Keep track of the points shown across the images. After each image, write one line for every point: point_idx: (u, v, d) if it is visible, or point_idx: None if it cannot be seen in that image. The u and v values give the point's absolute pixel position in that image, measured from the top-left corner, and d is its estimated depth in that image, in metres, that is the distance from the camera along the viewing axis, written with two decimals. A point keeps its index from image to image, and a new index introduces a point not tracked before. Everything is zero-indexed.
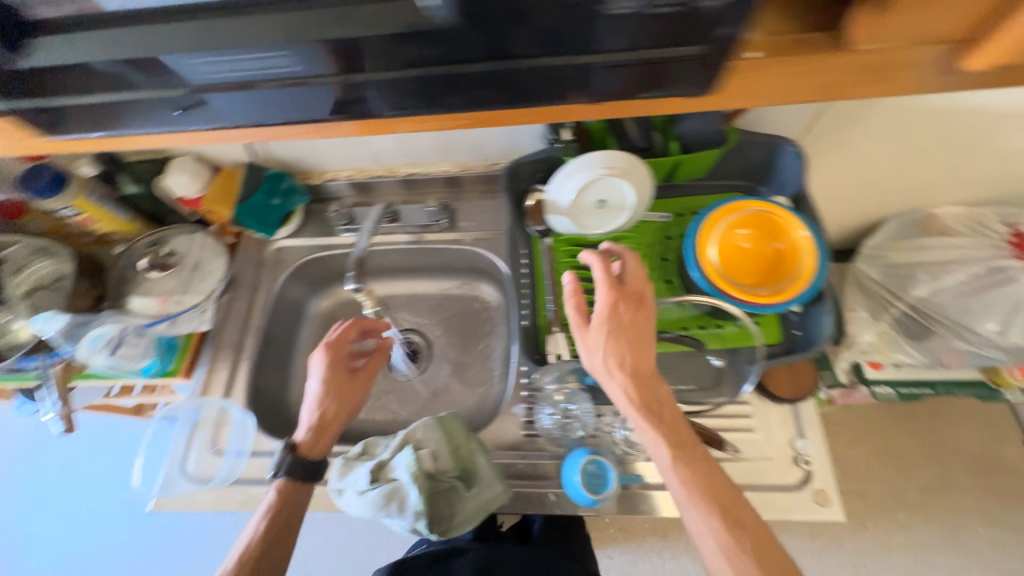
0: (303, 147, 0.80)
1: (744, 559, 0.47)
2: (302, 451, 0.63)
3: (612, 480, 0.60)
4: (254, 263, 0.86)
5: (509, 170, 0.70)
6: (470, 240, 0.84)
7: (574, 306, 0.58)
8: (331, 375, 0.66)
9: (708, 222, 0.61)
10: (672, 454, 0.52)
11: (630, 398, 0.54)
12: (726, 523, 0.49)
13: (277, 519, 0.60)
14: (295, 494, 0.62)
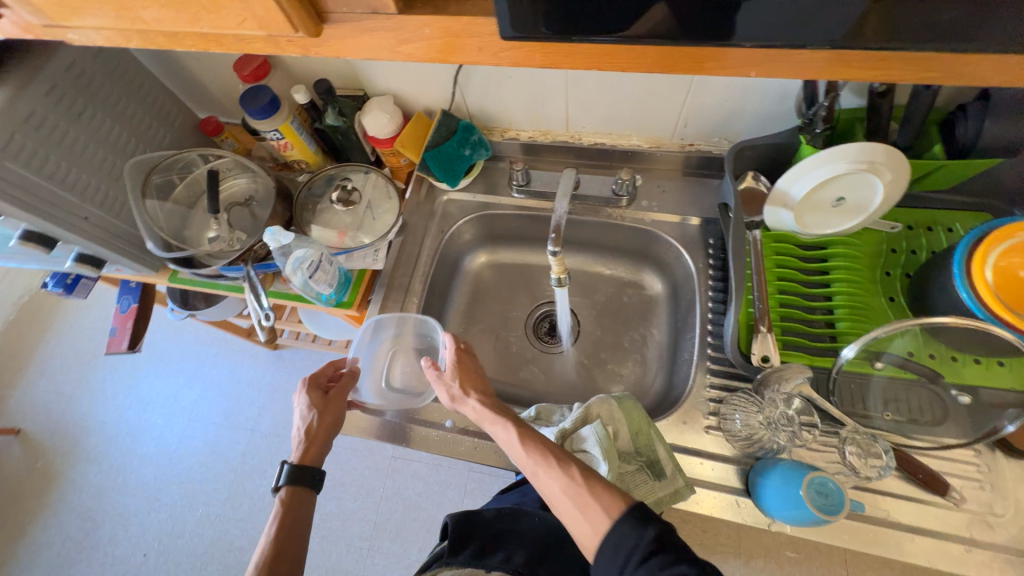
0: (499, 100, 0.78)
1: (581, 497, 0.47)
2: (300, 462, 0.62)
3: (845, 498, 0.53)
4: (425, 211, 0.86)
5: (735, 149, 0.65)
6: (652, 221, 0.79)
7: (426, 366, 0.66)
8: (312, 399, 0.66)
9: (987, 238, 0.52)
10: (521, 436, 0.55)
11: (483, 406, 0.60)
12: (569, 479, 0.49)
13: (285, 540, 0.57)
14: (301, 506, 0.60)
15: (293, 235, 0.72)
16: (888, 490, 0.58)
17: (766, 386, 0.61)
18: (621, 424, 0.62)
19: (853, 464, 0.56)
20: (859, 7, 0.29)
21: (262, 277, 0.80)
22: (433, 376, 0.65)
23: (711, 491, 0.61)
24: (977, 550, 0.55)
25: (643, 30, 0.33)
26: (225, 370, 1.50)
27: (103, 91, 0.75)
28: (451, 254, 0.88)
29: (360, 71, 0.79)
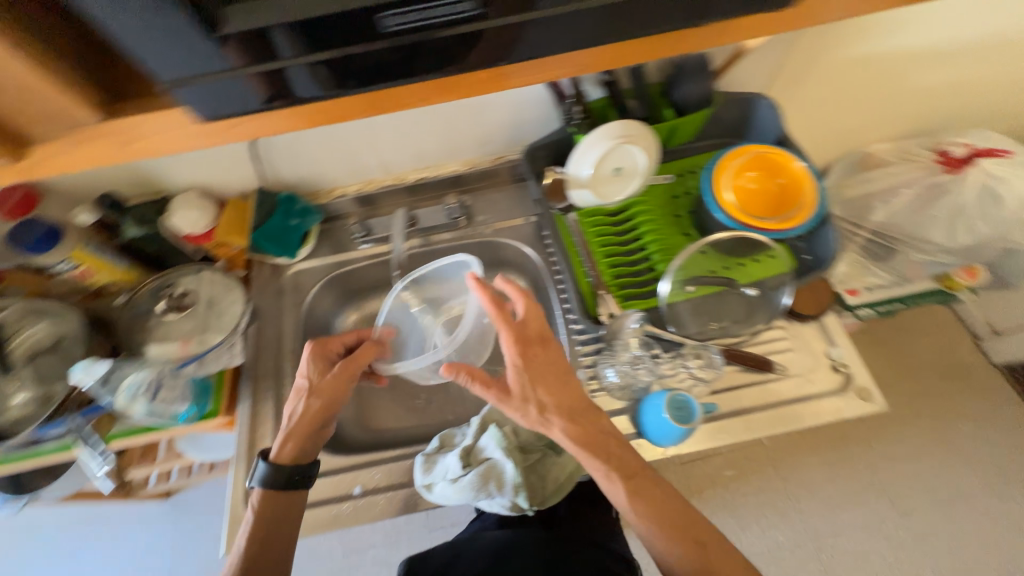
0: (311, 165, 0.80)
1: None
2: (278, 458, 0.61)
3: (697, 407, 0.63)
4: (274, 291, 0.83)
5: (526, 153, 0.77)
6: (492, 232, 0.87)
7: (491, 395, 0.58)
8: (314, 376, 0.63)
9: (720, 171, 0.68)
10: (625, 490, 0.57)
11: (581, 442, 0.58)
12: (691, 543, 0.56)
13: (265, 526, 0.59)
14: (279, 500, 0.60)
15: (111, 361, 0.64)
16: (736, 383, 0.70)
17: (621, 337, 0.69)
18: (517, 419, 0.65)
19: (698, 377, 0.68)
20: (505, 28, 0.38)
21: (98, 421, 0.71)
22: (495, 395, 0.58)
23: None
24: (808, 403, 0.68)
25: (353, 77, 0.39)
26: (106, 551, 1.24)
27: None
28: (317, 323, 0.85)
29: (151, 173, 0.75)
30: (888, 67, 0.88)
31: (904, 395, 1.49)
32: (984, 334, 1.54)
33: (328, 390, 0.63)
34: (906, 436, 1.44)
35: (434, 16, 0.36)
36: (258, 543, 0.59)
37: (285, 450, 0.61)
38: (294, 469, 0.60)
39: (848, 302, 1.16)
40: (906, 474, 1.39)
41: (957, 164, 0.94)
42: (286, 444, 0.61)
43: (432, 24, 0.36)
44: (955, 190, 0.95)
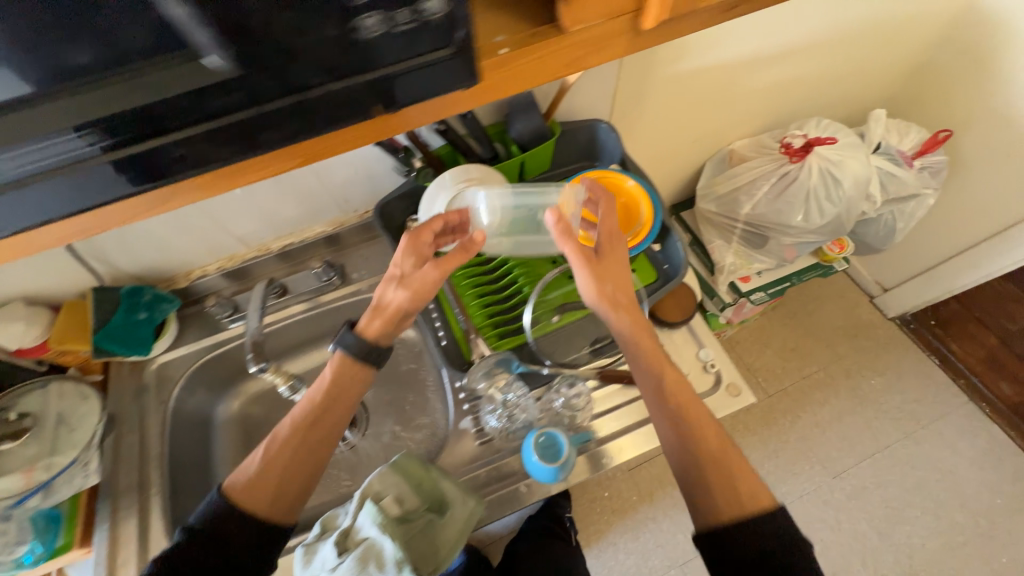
0: (154, 253, 0.75)
1: (728, 493, 0.52)
2: (365, 329, 0.62)
3: (566, 442, 0.62)
4: (134, 392, 0.76)
5: (378, 210, 0.72)
6: (369, 287, 0.85)
7: (575, 254, 0.59)
8: (405, 267, 0.62)
9: None
10: (672, 380, 0.59)
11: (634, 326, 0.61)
12: (717, 442, 0.55)
13: (313, 402, 0.59)
14: (344, 377, 0.60)
15: None
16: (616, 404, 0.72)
17: (496, 382, 0.70)
18: (397, 487, 0.63)
19: (580, 407, 0.69)
20: None
21: None
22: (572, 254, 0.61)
23: (501, 492, 0.67)
24: None
25: None
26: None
27: None
28: (190, 416, 0.79)
29: None
30: (719, 77, 0.94)
31: (821, 362, 1.58)
32: (875, 292, 1.64)
33: (333, 397, 0.59)
34: (830, 401, 1.52)
35: (45, 161, 0.28)
36: (312, 421, 0.58)
37: (371, 329, 0.62)
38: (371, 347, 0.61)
39: (743, 288, 1.22)
40: (835, 437, 1.46)
41: (799, 153, 1.01)
42: (376, 319, 0.62)
43: (51, 168, 0.29)
44: (803, 175, 1.02)
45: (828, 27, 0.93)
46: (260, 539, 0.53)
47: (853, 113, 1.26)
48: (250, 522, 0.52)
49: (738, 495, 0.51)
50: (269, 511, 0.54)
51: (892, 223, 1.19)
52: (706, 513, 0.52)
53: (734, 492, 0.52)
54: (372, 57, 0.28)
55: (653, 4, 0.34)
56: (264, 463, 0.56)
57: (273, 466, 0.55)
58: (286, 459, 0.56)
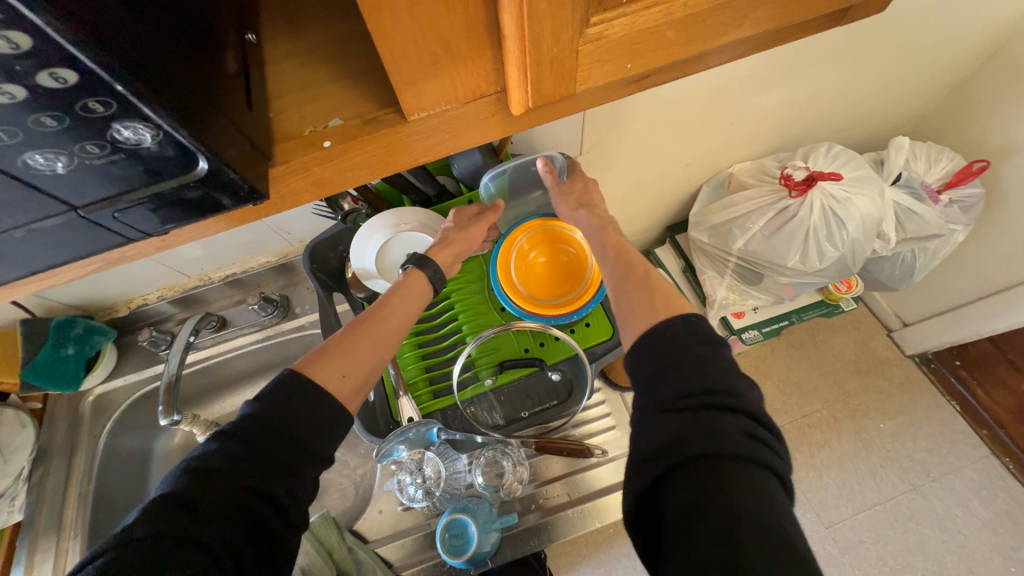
0: (86, 286, 0.73)
1: (677, 351, 0.42)
2: (432, 256, 0.60)
3: (475, 534, 0.59)
4: (68, 424, 0.75)
5: (309, 251, 0.66)
6: (312, 323, 0.82)
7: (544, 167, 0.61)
8: (456, 222, 0.64)
9: (504, 253, 0.63)
10: (610, 238, 0.57)
11: (595, 222, 0.58)
12: (639, 274, 0.52)
13: (382, 307, 0.55)
14: (415, 286, 0.58)
15: None
16: (554, 475, 0.68)
17: (418, 451, 0.65)
18: (306, 556, 0.59)
19: (509, 480, 0.65)
20: None
21: None
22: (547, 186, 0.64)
23: (420, 567, 0.62)
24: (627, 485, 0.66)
25: None
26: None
27: None
28: (125, 451, 0.78)
29: None
30: (711, 101, 0.83)
31: (825, 400, 1.46)
32: (894, 325, 1.50)
33: (395, 313, 0.55)
34: (831, 443, 1.41)
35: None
36: (379, 314, 0.54)
37: (440, 258, 0.60)
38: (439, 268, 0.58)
39: (735, 325, 1.12)
40: (832, 483, 1.36)
41: (801, 186, 0.90)
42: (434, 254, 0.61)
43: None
44: (803, 213, 0.92)
45: (843, 45, 0.79)
46: (323, 428, 0.44)
47: (877, 134, 1.12)
48: (320, 395, 0.45)
49: (661, 307, 0.46)
50: (337, 391, 0.47)
51: (910, 262, 1.07)
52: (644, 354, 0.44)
53: (684, 341, 0.43)
54: (101, 183, 0.25)
55: (515, 91, 0.26)
56: (319, 359, 0.49)
57: (332, 359, 0.49)
58: (345, 359, 0.49)
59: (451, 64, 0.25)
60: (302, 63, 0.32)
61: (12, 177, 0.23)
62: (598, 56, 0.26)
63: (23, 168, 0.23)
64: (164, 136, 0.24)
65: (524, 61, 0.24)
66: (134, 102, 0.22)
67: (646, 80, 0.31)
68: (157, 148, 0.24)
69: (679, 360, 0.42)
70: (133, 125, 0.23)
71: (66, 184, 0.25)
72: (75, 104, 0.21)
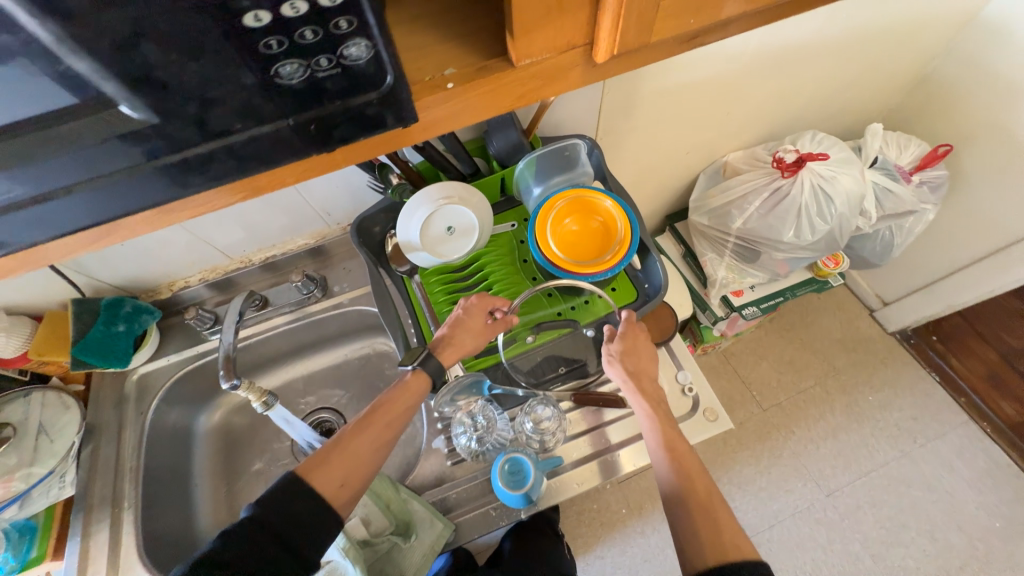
0: (136, 265, 0.76)
1: (711, 531, 0.51)
2: (441, 356, 0.63)
3: (531, 469, 0.63)
4: (115, 401, 0.78)
5: (356, 226, 0.73)
6: (351, 300, 0.85)
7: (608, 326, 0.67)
8: (469, 321, 0.65)
9: (541, 219, 0.69)
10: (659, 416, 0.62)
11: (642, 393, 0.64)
12: (679, 459, 0.58)
13: (381, 411, 0.59)
14: (414, 391, 0.62)
15: None
16: (588, 426, 0.71)
17: (470, 403, 0.70)
18: (366, 508, 0.62)
19: (552, 428, 0.68)
20: None
21: None
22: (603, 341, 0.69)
23: (473, 513, 0.66)
24: None
25: None
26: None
27: None
28: (170, 427, 0.80)
29: None
30: (712, 91, 0.92)
31: (817, 376, 1.55)
32: (875, 305, 1.61)
33: (394, 422, 0.60)
34: (825, 416, 1.49)
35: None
36: (379, 425, 0.59)
37: (445, 357, 0.63)
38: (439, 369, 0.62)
39: (735, 303, 1.20)
40: (829, 454, 1.44)
41: (791, 168, 0.98)
42: (440, 351, 0.63)
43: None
44: (795, 191, 1.01)
45: (826, 40, 0.89)
46: (317, 530, 0.50)
47: (852, 125, 1.23)
48: (314, 500, 0.51)
49: (701, 508, 0.53)
50: (330, 500, 0.53)
51: (888, 238, 1.17)
52: (682, 530, 0.53)
53: (717, 517, 0.53)
54: (309, 104, 0.27)
55: (604, 39, 0.33)
56: (324, 464, 0.54)
57: (335, 467, 0.54)
58: (345, 469, 0.55)
59: (558, 14, 0.31)
60: (408, 26, 0.37)
61: (248, 90, 0.25)
62: (670, 11, 0.32)
63: (267, 81, 0.25)
64: (377, 54, 0.26)
65: (620, 8, 0.30)
66: (371, 17, 0.24)
67: (695, 40, 0.37)
68: (370, 67, 0.26)
69: (713, 534, 0.51)
70: (360, 42, 0.25)
71: (280, 103, 0.27)
72: (329, 18, 0.24)
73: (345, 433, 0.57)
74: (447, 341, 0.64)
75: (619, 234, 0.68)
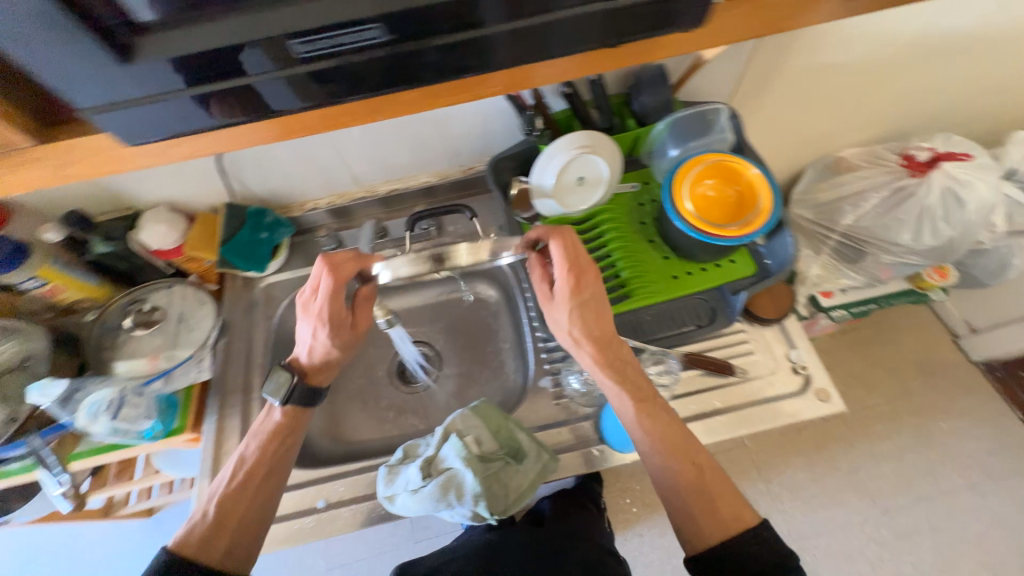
0: (281, 179, 0.81)
1: (705, 499, 0.56)
2: (310, 378, 0.69)
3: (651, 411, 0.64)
4: (246, 305, 0.84)
5: (491, 164, 0.76)
6: (463, 241, 0.88)
7: (538, 292, 0.65)
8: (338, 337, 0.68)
9: (678, 178, 0.70)
10: (630, 383, 0.63)
11: (604, 364, 0.63)
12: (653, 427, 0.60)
13: (248, 463, 0.62)
14: (289, 417, 0.66)
15: (69, 381, 0.64)
16: (693, 388, 0.70)
17: None
18: (477, 429, 0.65)
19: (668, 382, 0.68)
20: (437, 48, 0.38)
21: (61, 441, 0.70)
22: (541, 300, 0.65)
23: (575, 453, 0.68)
24: (769, 406, 0.68)
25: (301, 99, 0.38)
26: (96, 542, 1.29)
27: None
28: (288, 335, 0.87)
29: (119, 189, 0.75)
30: (854, 77, 0.88)
31: (888, 395, 1.49)
32: (962, 331, 1.53)
33: (271, 471, 0.63)
34: (891, 436, 1.44)
35: (342, 43, 0.34)
36: (258, 474, 0.62)
37: (320, 378, 0.70)
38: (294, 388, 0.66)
39: (824, 303, 1.15)
40: (891, 473, 1.39)
41: (922, 168, 0.95)
42: (312, 377, 0.70)
43: (340, 50, 0.34)
44: (921, 192, 0.96)
45: (993, 33, 0.83)
46: None
47: (984, 133, 1.15)
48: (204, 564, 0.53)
49: (688, 475, 0.58)
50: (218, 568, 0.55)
51: (1006, 257, 1.11)
52: (676, 503, 0.57)
53: (704, 475, 0.58)
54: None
55: None
56: (208, 535, 0.56)
57: (223, 534, 0.57)
58: (231, 534, 0.58)
59: None
60: None
61: None
62: None
63: None
64: None
65: None
66: None
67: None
68: None
69: (715, 522, 0.55)
70: None
71: None
72: None
73: (221, 494, 0.60)
74: (320, 367, 0.69)
75: (760, 203, 0.67)
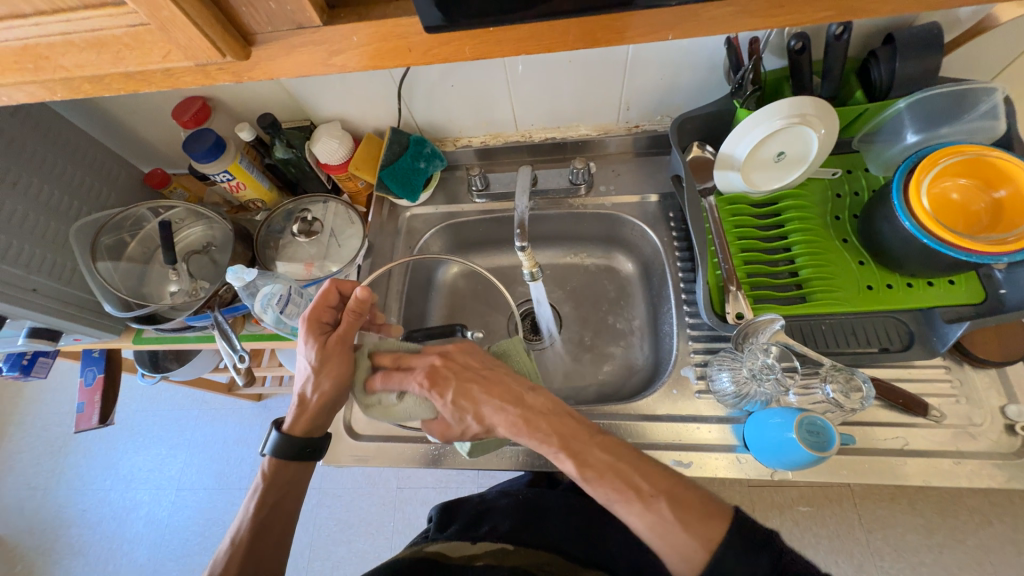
0: (445, 112, 0.80)
1: (675, 529, 0.45)
2: (291, 427, 0.62)
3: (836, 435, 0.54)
4: (392, 233, 0.87)
5: (677, 122, 0.68)
6: (615, 204, 0.82)
7: (436, 434, 0.58)
8: (319, 362, 0.59)
9: (924, 164, 0.56)
10: (558, 440, 0.52)
11: (525, 429, 0.52)
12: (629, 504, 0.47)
13: (241, 526, 0.60)
14: (286, 469, 0.62)
15: (256, 270, 0.69)
16: (869, 420, 0.61)
17: (762, 346, 0.61)
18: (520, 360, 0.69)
19: (851, 407, 0.57)
20: None
21: (233, 321, 0.78)
22: (437, 428, 0.58)
23: (715, 456, 0.62)
24: (972, 464, 0.57)
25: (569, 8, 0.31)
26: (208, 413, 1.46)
27: (76, 148, 0.76)
28: (425, 267, 0.89)
29: (302, 100, 0.78)
30: None
31: None
32: None
33: (276, 520, 0.61)
34: None
35: None
36: (257, 530, 0.59)
37: (297, 425, 0.62)
38: (273, 433, 0.62)
39: None
40: None
41: None
42: (298, 418, 0.62)
43: None
44: None
45: None
46: None
47: None
48: None
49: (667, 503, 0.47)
50: None
51: None
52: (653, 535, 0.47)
53: (661, 503, 0.46)
54: None
55: None
56: None
57: None
58: None
59: None
60: None
61: None
62: None
63: None
64: None
65: None
66: None
67: None
68: None
69: (679, 545, 0.44)
70: None
71: None
72: None
73: (219, 557, 0.58)
74: (301, 402, 0.61)
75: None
